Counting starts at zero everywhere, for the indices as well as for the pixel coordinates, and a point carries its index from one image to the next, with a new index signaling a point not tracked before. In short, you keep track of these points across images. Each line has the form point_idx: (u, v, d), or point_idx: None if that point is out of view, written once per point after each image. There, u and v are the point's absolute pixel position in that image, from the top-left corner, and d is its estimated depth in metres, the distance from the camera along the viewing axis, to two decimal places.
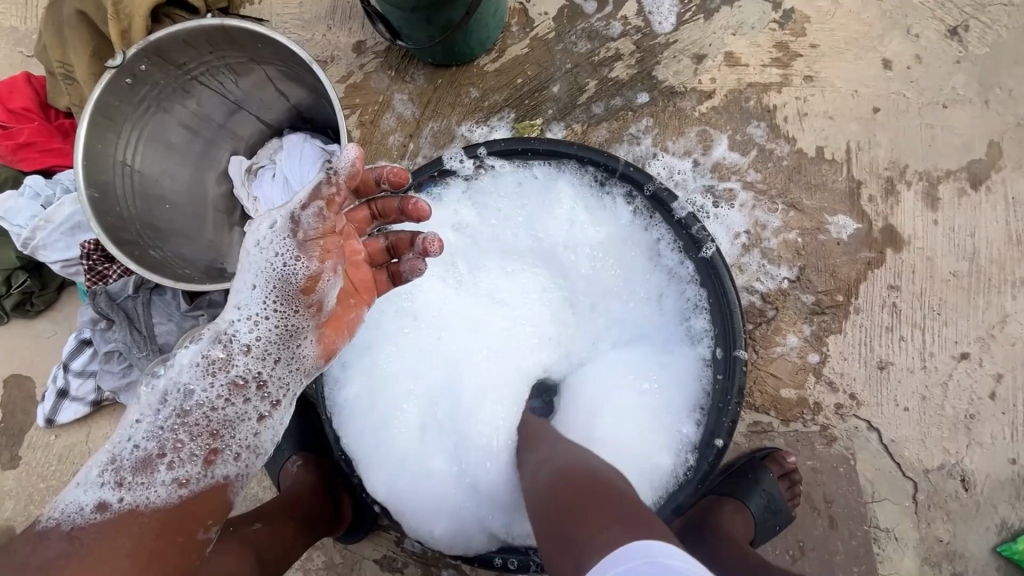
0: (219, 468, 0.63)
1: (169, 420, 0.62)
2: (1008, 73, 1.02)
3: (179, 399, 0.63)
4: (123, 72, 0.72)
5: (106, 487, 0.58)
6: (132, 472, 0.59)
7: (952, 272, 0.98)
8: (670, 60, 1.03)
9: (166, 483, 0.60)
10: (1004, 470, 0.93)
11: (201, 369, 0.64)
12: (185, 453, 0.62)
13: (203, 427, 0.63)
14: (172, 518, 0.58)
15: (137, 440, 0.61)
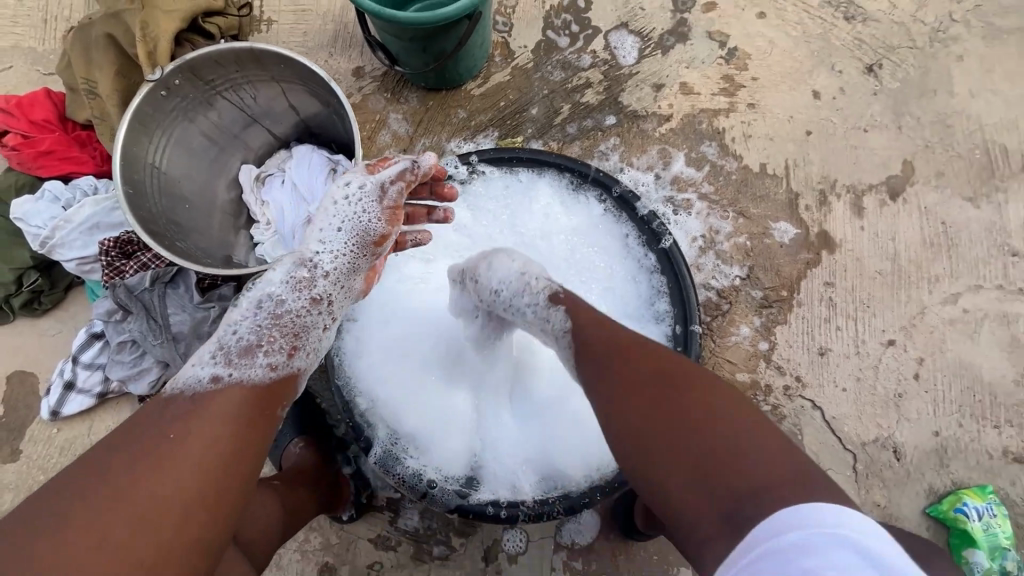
0: (297, 360, 0.67)
1: (267, 322, 0.67)
2: (916, 103, 1.21)
3: (278, 308, 0.68)
4: (160, 85, 0.82)
5: (218, 366, 0.62)
6: (237, 354, 0.63)
7: (878, 271, 1.13)
8: (633, 88, 1.18)
9: (264, 367, 0.63)
10: (931, 442, 1.06)
11: (292, 286, 0.70)
12: (277, 345, 0.66)
13: (291, 328, 0.68)
14: (256, 410, 0.59)
15: (236, 334, 0.65)
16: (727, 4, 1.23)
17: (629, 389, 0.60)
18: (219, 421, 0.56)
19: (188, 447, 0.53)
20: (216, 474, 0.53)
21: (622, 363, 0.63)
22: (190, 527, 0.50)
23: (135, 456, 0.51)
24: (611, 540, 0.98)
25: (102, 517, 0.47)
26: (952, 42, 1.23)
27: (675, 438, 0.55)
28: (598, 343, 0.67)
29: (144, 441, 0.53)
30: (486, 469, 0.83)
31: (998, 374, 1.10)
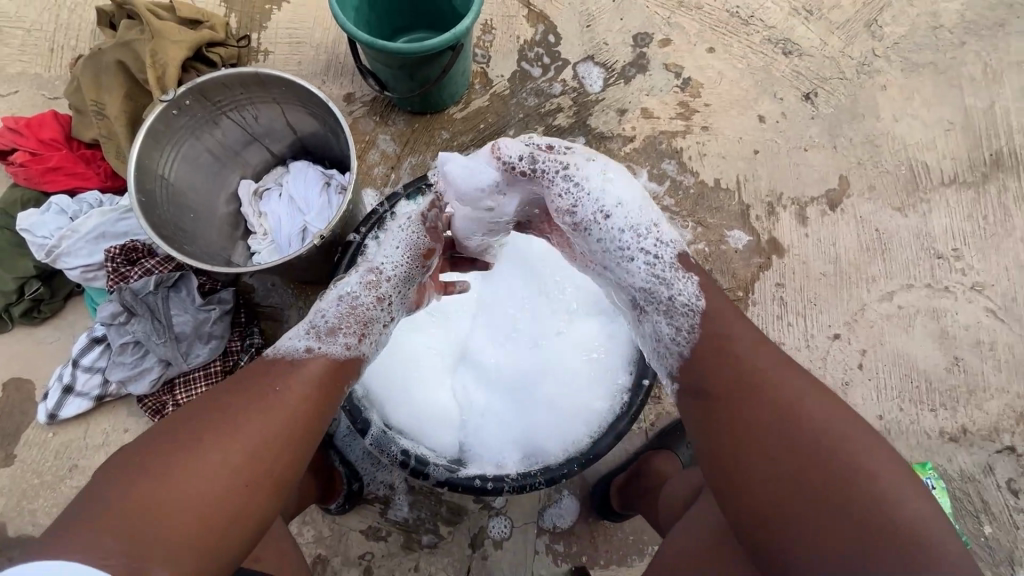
0: (364, 346, 0.75)
1: (348, 309, 0.76)
2: (849, 126, 1.35)
3: (359, 300, 0.77)
4: (172, 105, 0.90)
5: (310, 340, 0.72)
6: (323, 332, 0.73)
7: (822, 273, 1.26)
8: (600, 113, 1.31)
9: (342, 346, 0.72)
10: (874, 425, 1.19)
11: (370, 285, 0.78)
12: (349, 332, 0.74)
13: (362, 320, 0.76)
14: (336, 378, 0.70)
15: (323, 316, 0.75)
16: (680, 38, 1.37)
17: (765, 403, 0.60)
18: (308, 381, 0.67)
19: (285, 398, 0.64)
20: (305, 425, 0.64)
21: (755, 375, 0.62)
22: (281, 464, 0.61)
23: (244, 397, 0.63)
24: (589, 522, 1.05)
25: (217, 440, 0.58)
26: (876, 74, 1.38)
27: (805, 469, 0.56)
28: (738, 349, 0.65)
29: (250, 387, 0.64)
30: (472, 448, 0.92)
31: (931, 363, 1.23)
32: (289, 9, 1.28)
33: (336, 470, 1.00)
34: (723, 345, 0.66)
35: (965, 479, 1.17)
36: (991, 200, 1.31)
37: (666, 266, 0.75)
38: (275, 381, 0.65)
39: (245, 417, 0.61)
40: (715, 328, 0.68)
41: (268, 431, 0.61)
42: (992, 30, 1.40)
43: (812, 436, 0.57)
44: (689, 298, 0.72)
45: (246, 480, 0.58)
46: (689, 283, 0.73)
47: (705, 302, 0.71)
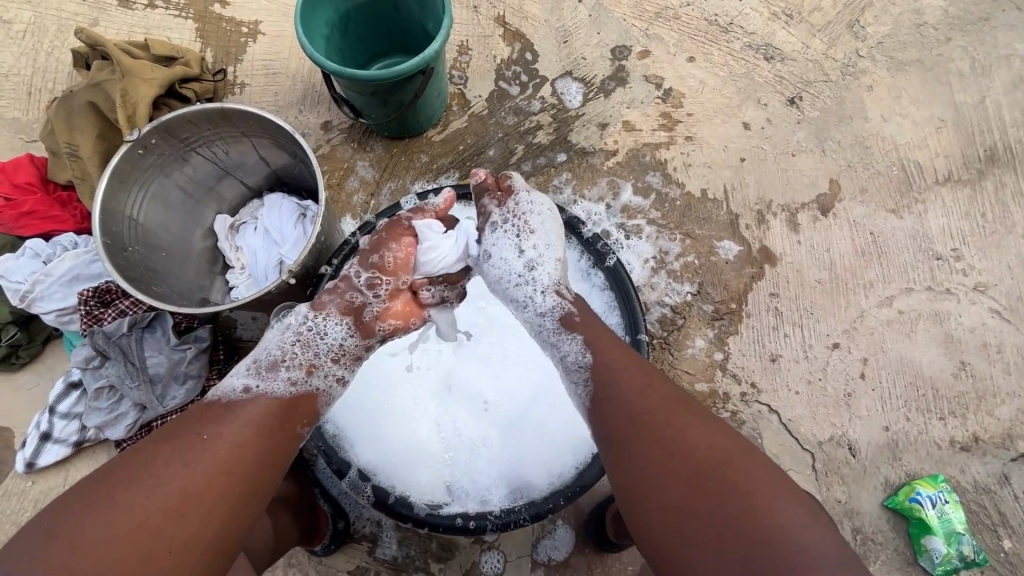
0: (315, 380, 0.77)
1: (292, 340, 0.79)
2: (835, 128, 1.32)
3: (308, 334, 0.80)
4: (137, 145, 0.90)
5: (249, 378, 0.74)
6: (265, 368, 0.76)
7: (817, 280, 1.22)
8: (580, 128, 1.29)
9: (284, 381, 0.75)
10: (882, 436, 1.15)
11: (308, 320, 0.80)
12: (295, 364, 0.77)
13: (308, 351, 0.79)
14: (279, 428, 0.70)
15: (267, 352, 0.78)
16: (659, 50, 1.35)
17: (666, 444, 0.64)
18: (238, 429, 0.66)
19: (216, 450, 0.63)
20: (239, 479, 0.63)
21: (655, 421, 0.67)
22: (211, 521, 0.60)
23: (169, 452, 0.62)
24: (586, 554, 1.02)
25: (139, 500, 0.57)
26: (861, 75, 1.35)
27: (702, 511, 0.59)
28: (641, 405, 0.68)
29: (181, 438, 0.63)
30: (457, 485, 0.89)
31: (937, 369, 1.18)
32: (264, 40, 1.28)
33: (321, 509, 0.97)
34: (623, 395, 0.70)
35: (981, 491, 1.12)
36: (988, 197, 1.27)
37: (551, 330, 0.81)
38: (206, 433, 0.64)
39: (172, 473, 0.60)
40: (606, 382, 0.72)
41: (196, 487, 0.60)
42: (978, 25, 1.38)
43: (705, 473, 0.61)
44: (576, 356, 0.76)
45: (171, 543, 0.57)
46: (574, 342, 0.78)
47: (590, 358, 0.75)
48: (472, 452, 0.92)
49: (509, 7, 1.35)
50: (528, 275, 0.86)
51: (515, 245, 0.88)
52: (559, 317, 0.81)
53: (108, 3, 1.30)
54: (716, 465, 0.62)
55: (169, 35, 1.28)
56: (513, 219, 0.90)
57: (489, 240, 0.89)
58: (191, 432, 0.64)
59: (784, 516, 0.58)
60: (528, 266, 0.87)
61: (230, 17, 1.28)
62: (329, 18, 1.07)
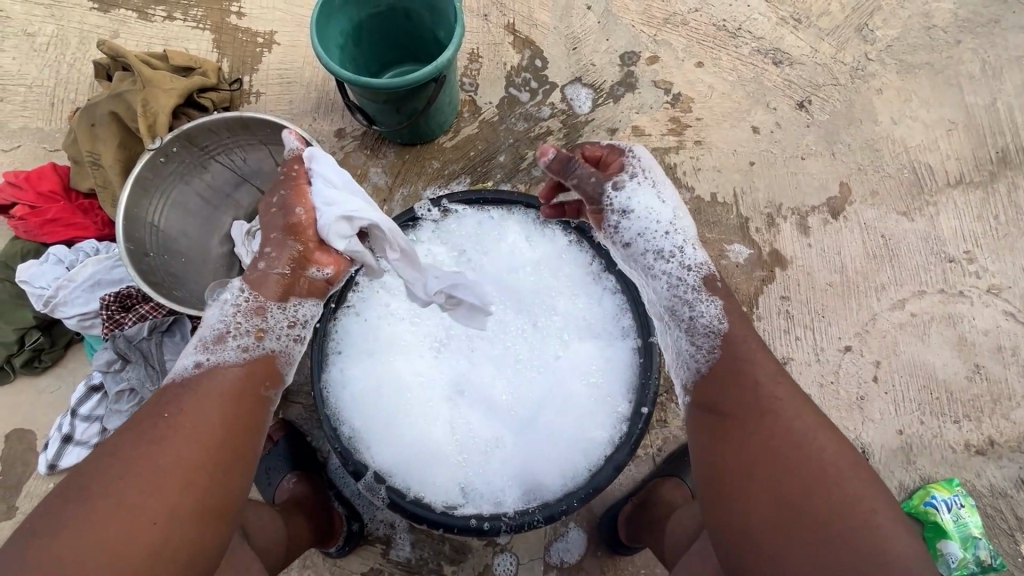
0: (269, 343, 0.75)
1: (235, 314, 0.75)
2: (845, 131, 1.32)
3: (253, 303, 0.75)
4: (159, 153, 0.93)
5: (198, 354, 0.71)
6: (212, 343, 0.72)
7: (828, 283, 1.22)
8: (590, 133, 1.30)
9: (236, 350, 0.72)
10: (895, 440, 1.14)
11: (245, 290, 0.76)
12: (242, 330, 0.73)
13: (252, 318, 0.74)
14: (243, 389, 0.70)
15: (213, 328, 0.74)
16: (668, 55, 1.36)
17: (774, 438, 0.64)
18: (202, 405, 0.66)
19: (178, 426, 0.63)
20: (209, 445, 0.64)
21: (775, 413, 0.66)
22: (191, 490, 0.61)
23: (135, 438, 0.62)
24: (598, 556, 1.03)
25: (114, 484, 0.59)
26: (870, 78, 1.36)
27: (800, 512, 0.59)
28: (761, 394, 0.68)
29: (145, 424, 0.64)
30: (470, 486, 0.90)
31: (951, 372, 1.17)
32: (279, 50, 1.30)
33: (336, 511, 0.99)
34: (743, 380, 0.70)
35: (997, 495, 1.11)
36: (1001, 199, 1.27)
37: (690, 287, 0.78)
38: (167, 412, 0.64)
39: (140, 455, 0.61)
40: (738, 353, 0.72)
41: (166, 463, 0.61)
42: (988, 27, 1.38)
43: (809, 477, 0.61)
44: (710, 321, 0.75)
45: (153, 516, 0.58)
46: (712, 304, 0.76)
47: (727, 326, 0.74)
48: (487, 455, 0.93)
49: (519, 15, 1.37)
50: (672, 227, 0.82)
51: (657, 199, 0.83)
52: (703, 276, 0.78)
53: (128, 16, 1.34)
54: (826, 473, 0.61)
55: (187, 46, 1.31)
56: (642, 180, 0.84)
57: (624, 193, 0.82)
58: (152, 416, 0.64)
59: (889, 538, 0.56)
60: (673, 221, 0.83)
61: (246, 28, 1.31)
62: (342, 28, 1.10)
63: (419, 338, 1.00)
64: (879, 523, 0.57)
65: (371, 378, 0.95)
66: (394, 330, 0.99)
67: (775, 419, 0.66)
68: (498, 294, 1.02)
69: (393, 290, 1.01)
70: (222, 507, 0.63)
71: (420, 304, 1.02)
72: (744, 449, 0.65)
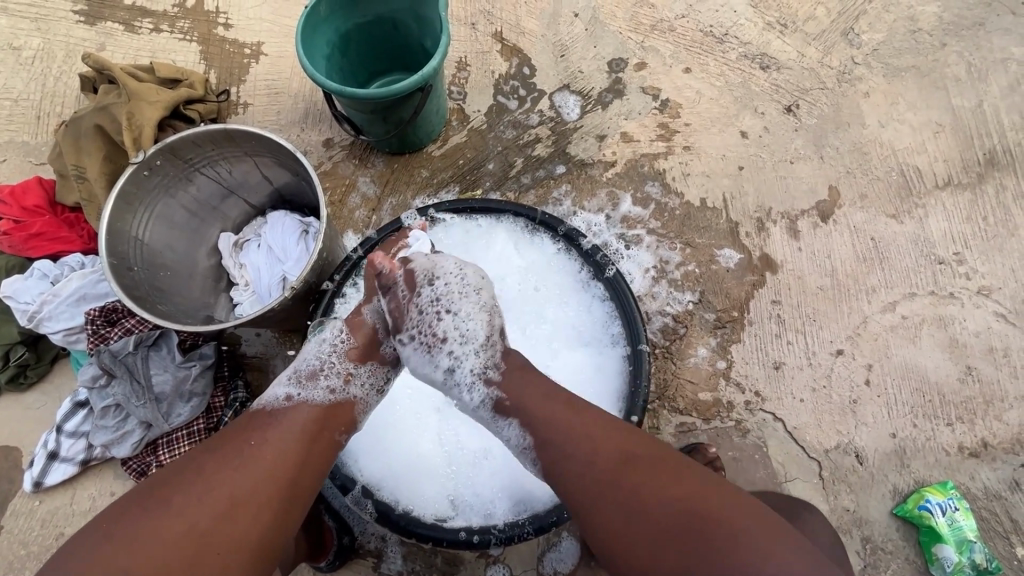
0: (352, 388, 0.81)
1: (330, 352, 0.83)
2: (833, 134, 1.32)
3: (343, 346, 0.84)
4: (143, 166, 0.93)
5: (291, 387, 0.79)
6: (305, 377, 0.80)
7: (819, 286, 1.22)
8: (579, 140, 1.30)
9: (324, 390, 0.79)
10: (888, 443, 1.14)
11: (344, 332, 0.84)
12: (334, 371, 0.81)
13: (342, 367, 0.82)
14: (321, 431, 0.74)
15: (307, 362, 0.82)
16: (655, 61, 1.36)
17: (634, 497, 0.64)
18: (282, 443, 0.69)
19: (257, 457, 0.66)
20: (286, 488, 0.66)
21: (615, 478, 0.66)
22: (256, 528, 0.63)
23: (220, 458, 0.66)
24: (592, 566, 1.02)
25: (189, 504, 0.61)
26: (857, 81, 1.36)
27: (673, 545, 0.61)
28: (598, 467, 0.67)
29: (227, 449, 0.67)
30: (460, 498, 0.90)
31: (942, 374, 1.17)
32: (267, 61, 1.30)
33: (326, 527, 0.97)
34: (578, 461, 0.69)
35: (992, 497, 1.10)
36: (989, 201, 1.27)
37: (488, 420, 0.79)
38: (253, 440, 0.68)
39: (222, 479, 0.63)
40: (551, 454, 0.71)
41: (243, 493, 0.63)
42: (972, 30, 1.39)
43: (687, 512, 0.62)
44: (516, 441, 0.75)
45: (223, 549, 0.60)
46: (512, 425, 0.76)
47: (528, 441, 0.74)
48: (474, 466, 0.92)
49: (506, 23, 1.37)
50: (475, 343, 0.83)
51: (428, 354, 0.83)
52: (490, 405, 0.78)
53: (114, 28, 1.34)
54: (680, 506, 0.62)
55: (174, 58, 1.31)
56: (422, 331, 0.83)
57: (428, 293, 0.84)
58: (237, 441, 0.67)
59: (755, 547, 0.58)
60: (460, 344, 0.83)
61: (234, 39, 1.31)
62: (329, 38, 1.10)
63: None
64: (753, 543, 0.58)
65: None
66: None
67: (625, 473, 0.66)
68: None
69: None
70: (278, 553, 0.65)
71: None
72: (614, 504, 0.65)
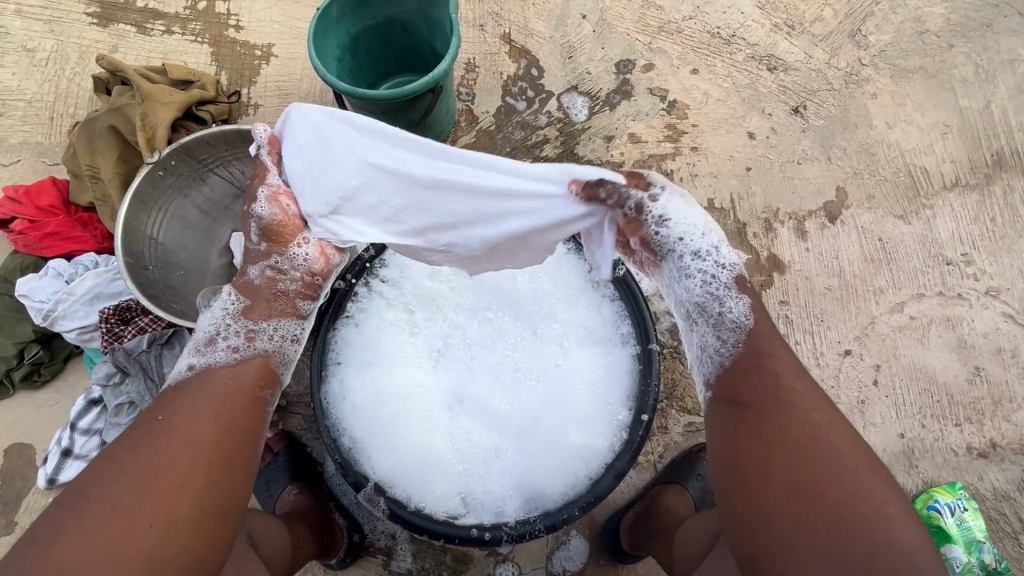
0: (259, 343, 0.73)
1: (227, 316, 0.75)
2: (841, 136, 1.33)
3: (239, 306, 0.75)
4: (158, 166, 0.94)
5: (190, 356, 0.72)
6: (203, 345, 0.72)
7: (826, 287, 1.22)
8: (586, 141, 1.31)
9: (226, 350, 0.72)
10: (897, 444, 1.14)
11: (236, 295, 0.76)
12: (233, 331, 0.73)
13: (239, 326, 0.73)
14: (241, 390, 0.69)
15: (205, 330, 0.74)
16: (663, 63, 1.37)
17: (803, 426, 0.63)
18: (199, 410, 0.65)
19: (171, 430, 0.63)
20: (208, 449, 0.63)
21: (794, 403, 0.65)
22: (188, 493, 0.60)
23: (133, 439, 0.62)
24: (600, 564, 1.03)
25: (111, 488, 0.58)
26: (865, 83, 1.36)
27: (814, 491, 0.59)
28: (785, 387, 0.67)
29: (136, 430, 0.63)
30: (472, 495, 0.91)
31: (951, 374, 1.17)
32: (277, 63, 1.31)
33: (337, 524, 0.99)
34: (762, 369, 0.69)
35: (1000, 498, 1.10)
36: (996, 202, 1.27)
37: (722, 283, 0.74)
38: (160, 414, 0.64)
39: (134, 458, 0.60)
40: (762, 349, 0.70)
41: (165, 467, 0.60)
42: (979, 31, 1.39)
43: (835, 464, 0.60)
44: (739, 315, 0.72)
45: (150, 519, 0.57)
46: (742, 301, 0.73)
47: (753, 322, 0.72)
48: (487, 466, 0.93)
49: (515, 25, 1.38)
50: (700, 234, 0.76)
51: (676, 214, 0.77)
52: (734, 276, 0.75)
53: (127, 30, 1.35)
54: (841, 460, 0.61)
55: (185, 60, 1.32)
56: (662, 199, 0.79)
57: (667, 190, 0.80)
58: (144, 422, 0.64)
59: (900, 529, 0.56)
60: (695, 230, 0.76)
61: (245, 41, 1.32)
62: (340, 40, 1.11)
63: (417, 347, 1.00)
64: (899, 527, 0.56)
65: (368, 391, 0.95)
66: (395, 340, 0.99)
67: (799, 408, 0.65)
68: (497, 300, 1.01)
69: (391, 299, 1.01)
70: (219, 513, 0.62)
71: (419, 312, 1.01)
72: (774, 428, 0.64)
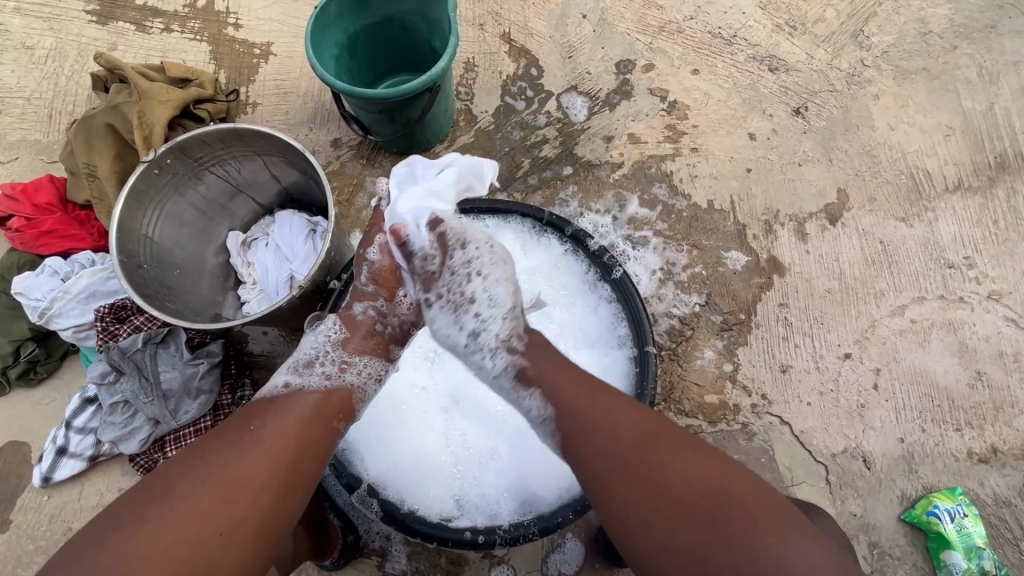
0: (348, 376, 0.79)
1: (325, 343, 0.82)
2: (842, 137, 1.32)
3: (339, 336, 0.83)
4: (153, 165, 0.93)
5: (288, 375, 0.78)
6: (301, 366, 0.79)
7: (826, 289, 1.21)
8: (586, 141, 1.30)
9: (320, 376, 0.78)
10: (897, 448, 1.13)
11: (339, 325, 0.84)
12: (329, 359, 0.80)
13: (336, 356, 0.80)
14: (319, 416, 0.73)
15: (304, 352, 0.81)
16: (664, 63, 1.36)
17: (655, 472, 0.63)
18: (282, 428, 0.68)
19: (258, 441, 0.66)
20: (285, 466, 0.65)
21: (635, 450, 0.66)
22: (260, 504, 0.62)
23: (224, 442, 0.65)
24: (596, 568, 1.02)
25: (192, 487, 0.60)
26: (867, 84, 1.35)
27: (692, 530, 0.59)
28: (615, 425, 0.68)
29: (225, 436, 0.66)
30: (466, 498, 0.90)
31: (951, 379, 1.16)
32: (276, 62, 1.31)
33: (331, 525, 0.98)
34: (596, 426, 0.69)
35: (1001, 504, 1.09)
36: (999, 205, 1.26)
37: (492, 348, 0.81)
38: (252, 425, 0.68)
39: (222, 462, 0.63)
40: (569, 404, 0.72)
41: (246, 477, 0.62)
42: (983, 33, 1.38)
43: (701, 495, 0.61)
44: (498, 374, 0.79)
45: (222, 528, 0.59)
46: (500, 360, 0.79)
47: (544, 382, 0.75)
48: (482, 468, 0.93)
49: (515, 24, 1.37)
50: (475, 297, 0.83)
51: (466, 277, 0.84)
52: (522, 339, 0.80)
53: (126, 28, 1.35)
54: (705, 488, 0.61)
55: (184, 58, 1.32)
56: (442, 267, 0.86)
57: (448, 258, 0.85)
58: (234, 429, 0.67)
59: (776, 538, 0.57)
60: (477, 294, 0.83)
61: (244, 39, 1.32)
62: (338, 39, 1.10)
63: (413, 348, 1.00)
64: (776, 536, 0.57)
65: None
66: None
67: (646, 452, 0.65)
68: None
69: None
70: (279, 531, 0.63)
71: None
72: (633, 480, 0.64)
